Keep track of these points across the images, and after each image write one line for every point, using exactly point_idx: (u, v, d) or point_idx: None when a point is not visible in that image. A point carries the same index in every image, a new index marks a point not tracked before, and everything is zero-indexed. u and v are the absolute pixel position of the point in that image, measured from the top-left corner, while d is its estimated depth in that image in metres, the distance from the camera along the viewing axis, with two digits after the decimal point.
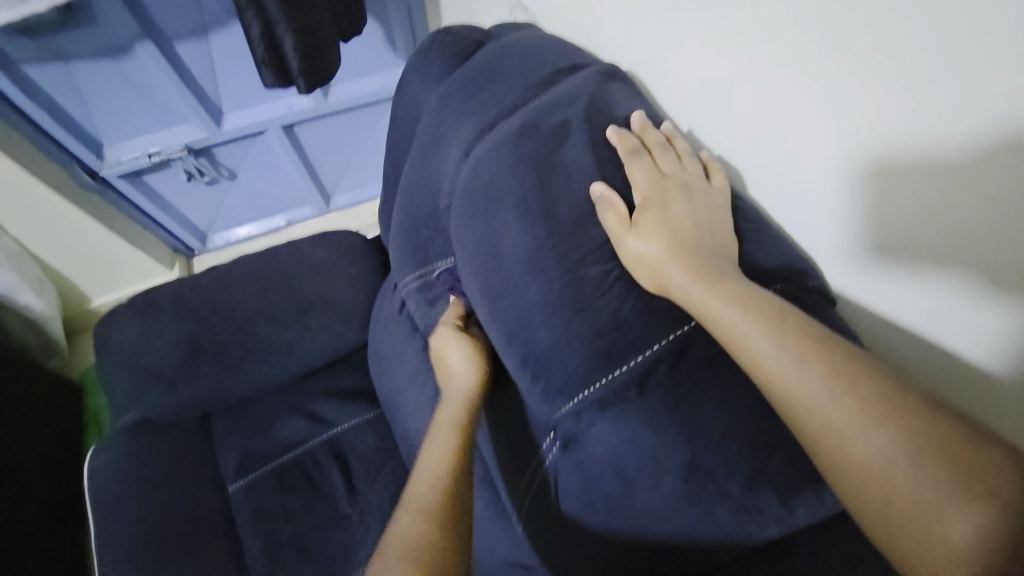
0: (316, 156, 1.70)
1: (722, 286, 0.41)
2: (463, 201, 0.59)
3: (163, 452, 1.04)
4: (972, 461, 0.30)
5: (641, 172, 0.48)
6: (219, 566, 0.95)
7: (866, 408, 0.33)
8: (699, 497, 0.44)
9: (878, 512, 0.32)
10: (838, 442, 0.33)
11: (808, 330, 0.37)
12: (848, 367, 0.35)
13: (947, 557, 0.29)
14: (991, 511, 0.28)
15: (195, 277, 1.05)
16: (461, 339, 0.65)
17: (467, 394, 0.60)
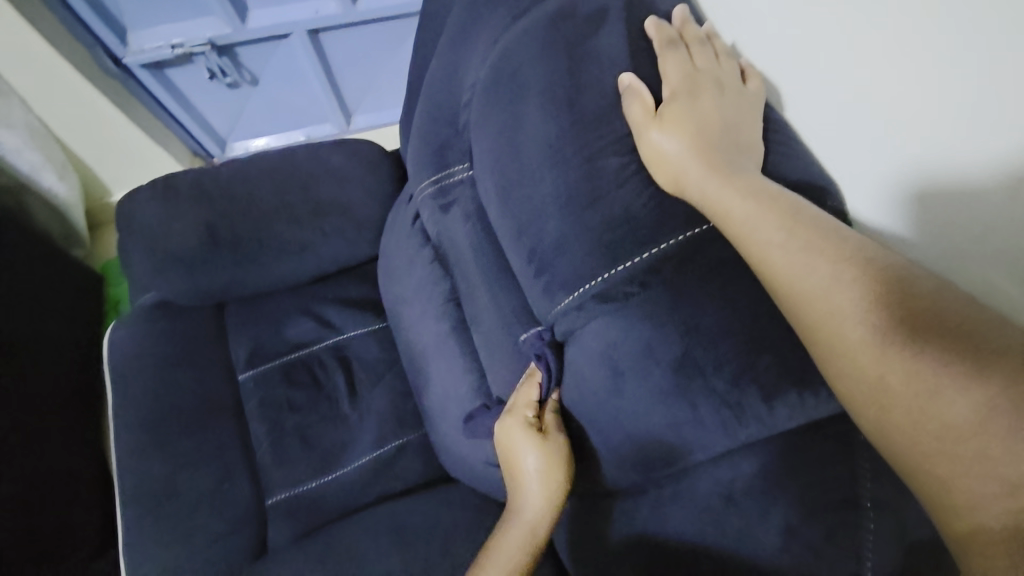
0: (340, 69, 1.65)
1: (739, 181, 0.43)
2: (487, 92, 0.58)
3: (179, 335, 1.09)
4: (966, 340, 0.33)
5: (674, 65, 0.49)
6: (227, 442, 1.02)
7: (868, 291, 0.37)
8: (685, 392, 0.45)
9: (866, 386, 0.36)
10: (836, 323, 0.38)
11: (818, 224, 0.40)
12: (850, 259, 0.38)
13: (927, 422, 0.33)
14: (981, 383, 0.32)
15: (216, 167, 1.05)
16: (540, 445, 0.55)
17: (537, 520, 0.54)
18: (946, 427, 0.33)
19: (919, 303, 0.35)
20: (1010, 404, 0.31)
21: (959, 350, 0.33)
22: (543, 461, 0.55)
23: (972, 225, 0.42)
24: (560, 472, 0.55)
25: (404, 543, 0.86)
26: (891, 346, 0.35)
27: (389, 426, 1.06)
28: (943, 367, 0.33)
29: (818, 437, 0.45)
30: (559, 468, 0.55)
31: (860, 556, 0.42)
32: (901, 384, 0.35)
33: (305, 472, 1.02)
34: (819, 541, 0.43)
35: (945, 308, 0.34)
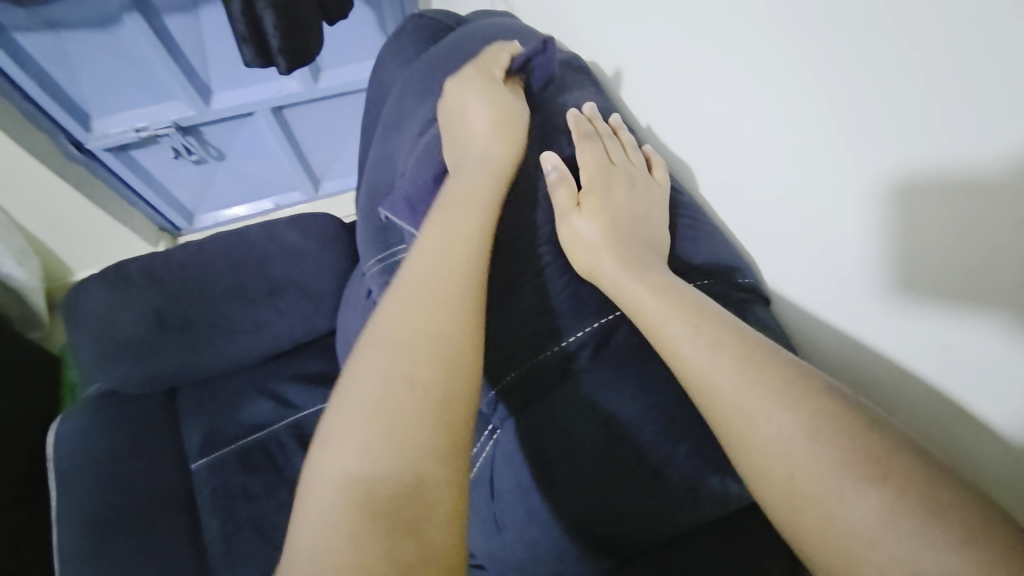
0: (306, 142, 1.70)
1: (648, 273, 0.44)
2: (415, 182, 0.61)
3: (128, 425, 1.05)
4: (865, 440, 0.33)
5: (589, 156, 0.52)
6: (175, 540, 0.96)
7: (771, 391, 0.37)
8: (613, 483, 0.44)
9: (782, 491, 0.34)
10: (747, 425, 0.36)
11: (721, 321, 0.41)
12: (755, 357, 0.38)
13: (848, 536, 0.31)
14: (881, 488, 0.31)
15: (169, 250, 1.05)
16: (494, 98, 0.55)
17: (492, 165, 0.52)
18: (853, 532, 0.31)
19: (818, 401, 0.36)
20: (911, 510, 0.30)
21: (858, 449, 0.33)
22: (494, 112, 0.55)
23: (875, 286, 0.45)
24: (510, 124, 0.55)
25: None
26: (794, 442, 0.35)
27: None
28: (846, 462, 0.33)
29: (746, 526, 0.46)
30: (512, 130, 0.54)
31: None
32: (810, 483, 0.33)
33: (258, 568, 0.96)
34: None
35: (839, 409, 0.35)
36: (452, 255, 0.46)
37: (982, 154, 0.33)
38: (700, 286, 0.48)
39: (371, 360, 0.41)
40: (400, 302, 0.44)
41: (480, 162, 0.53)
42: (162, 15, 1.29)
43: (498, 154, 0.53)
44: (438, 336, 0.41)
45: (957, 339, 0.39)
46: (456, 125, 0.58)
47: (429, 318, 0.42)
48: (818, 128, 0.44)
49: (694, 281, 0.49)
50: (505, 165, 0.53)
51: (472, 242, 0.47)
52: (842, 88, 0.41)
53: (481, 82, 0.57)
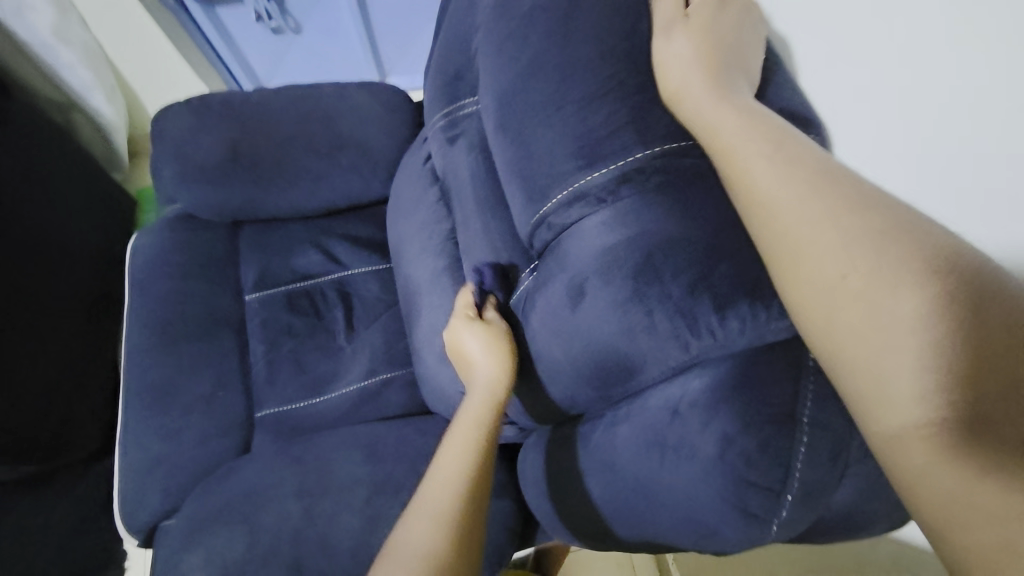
0: (380, 29, 1.69)
1: (732, 99, 0.46)
2: (494, 12, 0.60)
3: (195, 247, 1.15)
4: (920, 243, 0.37)
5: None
6: (225, 353, 1.08)
7: (836, 207, 0.40)
8: (643, 296, 0.47)
9: (834, 291, 0.39)
10: (806, 235, 0.40)
11: (800, 146, 0.43)
12: (826, 175, 0.41)
13: (893, 324, 0.36)
14: (930, 283, 0.35)
15: (249, 91, 1.12)
16: (478, 328, 0.65)
17: (489, 388, 0.62)
18: (897, 321, 0.36)
19: (880, 213, 0.39)
20: (954, 299, 0.35)
21: (913, 249, 0.37)
22: (483, 342, 0.64)
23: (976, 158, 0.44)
24: (499, 345, 0.63)
25: (374, 457, 0.85)
26: (850, 247, 0.38)
27: (379, 360, 1.09)
28: (899, 263, 0.37)
29: (771, 357, 0.45)
30: (501, 347, 0.63)
31: (789, 465, 0.44)
32: (860, 284, 0.38)
33: (293, 393, 1.06)
34: (752, 449, 0.43)
35: (900, 217, 0.38)
36: (460, 455, 0.57)
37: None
38: None
39: (405, 529, 0.52)
40: (427, 483, 0.56)
41: (477, 387, 0.63)
42: None
43: (498, 383, 0.62)
44: (446, 512, 0.52)
45: None
46: (459, 357, 0.67)
47: (442, 499, 0.53)
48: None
49: None
50: (501, 379, 0.62)
51: (482, 430, 0.59)
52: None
53: (462, 323, 0.66)
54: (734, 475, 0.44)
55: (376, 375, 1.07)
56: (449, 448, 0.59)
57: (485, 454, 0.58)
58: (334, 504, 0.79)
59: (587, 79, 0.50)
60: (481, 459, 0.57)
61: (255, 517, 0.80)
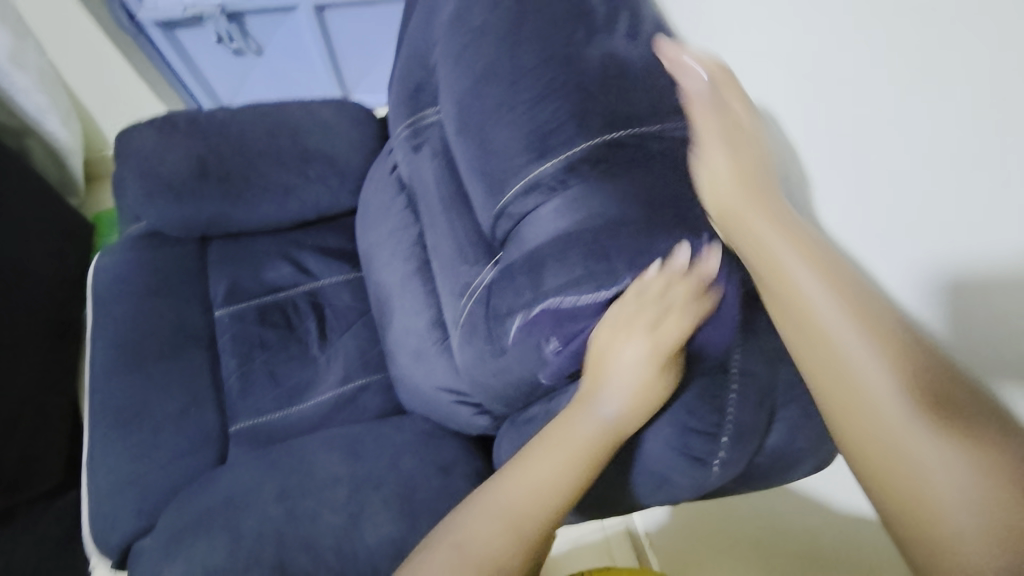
0: (342, 49, 1.73)
1: (796, 230, 0.49)
2: (451, 30, 0.66)
3: (162, 264, 1.14)
4: (956, 399, 0.40)
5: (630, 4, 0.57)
6: (196, 368, 1.08)
7: (884, 351, 0.43)
8: (595, 274, 0.51)
9: (873, 430, 0.42)
10: (851, 373, 0.43)
11: (852, 279, 0.46)
12: (874, 317, 0.44)
13: (929, 470, 0.39)
14: (960, 441, 0.39)
15: (214, 109, 1.14)
16: (650, 364, 0.50)
17: (610, 429, 0.51)
18: (932, 468, 0.39)
19: (933, 372, 0.41)
20: (990, 465, 0.37)
21: (949, 405, 0.40)
22: (639, 379, 0.50)
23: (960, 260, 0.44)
24: (658, 389, 0.50)
25: (353, 456, 0.87)
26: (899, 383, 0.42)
27: (353, 367, 1.11)
28: (939, 420, 0.40)
29: (705, 321, 0.52)
30: (658, 399, 0.50)
31: (722, 411, 0.50)
32: (900, 426, 0.41)
33: (267, 404, 1.07)
34: (691, 400, 0.51)
35: (943, 372, 0.41)
36: (547, 492, 0.51)
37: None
38: (684, 123, 0.53)
39: (457, 546, 0.50)
40: (500, 495, 0.52)
41: (598, 422, 0.51)
42: None
43: (623, 434, 0.51)
44: (511, 554, 0.49)
45: None
46: (597, 363, 0.53)
47: (513, 523, 0.50)
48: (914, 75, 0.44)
49: (682, 118, 0.53)
50: (626, 431, 0.51)
51: (582, 469, 0.51)
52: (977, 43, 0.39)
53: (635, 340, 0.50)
54: (678, 423, 0.51)
55: (350, 382, 1.09)
56: (534, 470, 0.52)
57: (571, 497, 0.51)
58: (315, 502, 0.81)
59: (533, 82, 0.55)
60: (565, 503, 0.51)
61: (235, 521, 0.81)
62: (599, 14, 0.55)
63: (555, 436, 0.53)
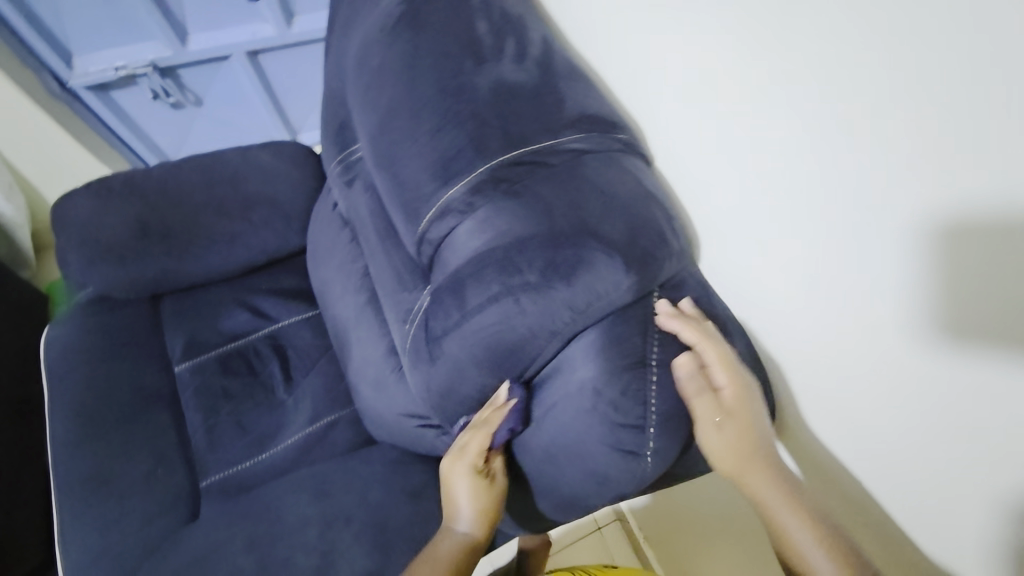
0: (283, 91, 1.74)
1: (751, 429, 0.54)
2: (357, 70, 0.69)
3: (116, 328, 1.13)
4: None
5: (516, 31, 0.60)
6: (160, 429, 1.06)
7: (816, 532, 0.49)
8: (510, 288, 0.54)
9: None
10: (799, 555, 0.49)
11: (785, 472, 0.53)
12: (810, 510, 0.51)
13: None
14: None
15: (150, 167, 1.15)
16: (476, 477, 0.62)
17: (466, 544, 0.62)
18: None
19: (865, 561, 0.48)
20: None
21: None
22: (472, 493, 0.62)
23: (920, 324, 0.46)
24: (488, 497, 0.62)
25: (324, 493, 0.87)
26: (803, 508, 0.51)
27: (321, 405, 1.10)
28: None
29: (621, 319, 0.54)
30: (492, 502, 0.63)
31: (645, 402, 0.53)
32: None
33: (237, 454, 1.06)
34: (616, 396, 0.53)
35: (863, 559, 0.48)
36: None
37: (941, 210, 0.41)
38: (577, 135, 0.56)
39: None
40: None
41: (455, 536, 0.62)
42: None
43: (477, 543, 0.62)
44: None
45: None
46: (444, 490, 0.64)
47: None
48: (839, 102, 0.46)
49: (575, 130, 0.57)
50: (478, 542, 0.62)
51: None
52: (857, 114, 0.45)
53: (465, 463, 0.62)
54: (608, 420, 0.53)
55: (319, 420, 1.09)
56: None
57: None
58: (288, 546, 0.80)
59: (432, 114, 0.59)
60: None
61: None
62: (486, 44, 0.59)
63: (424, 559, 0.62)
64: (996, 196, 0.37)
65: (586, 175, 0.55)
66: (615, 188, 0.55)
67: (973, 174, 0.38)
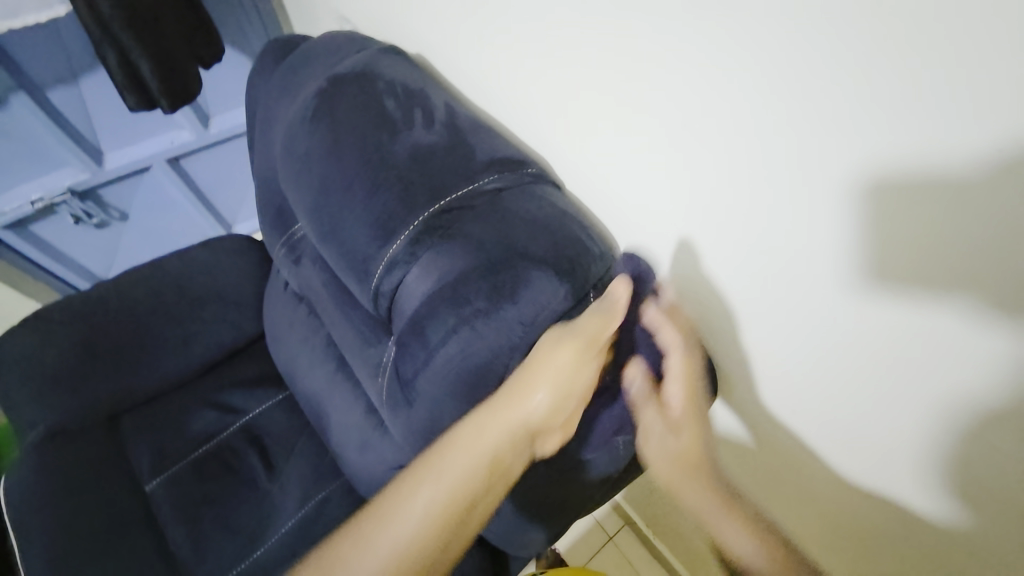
0: (210, 190, 1.78)
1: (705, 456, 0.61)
2: (285, 159, 0.76)
3: (73, 464, 1.04)
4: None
5: (421, 102, 0.70)
6: (144, 556, 0.98)
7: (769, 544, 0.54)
8: (463, 318, 0.60)
9: None
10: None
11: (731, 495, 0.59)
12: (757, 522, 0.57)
13: None
14: None
15: (88, 289, 1.15)
16: (580, 350, 0.58)
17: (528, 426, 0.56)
18: None
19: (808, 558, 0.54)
20: None
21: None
22: (567, 359, 0.58)
23: (849, 269, 0.48)
24: (584, 368, 0.59)
25: None
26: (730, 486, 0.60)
27: (309, 484, 1.09)
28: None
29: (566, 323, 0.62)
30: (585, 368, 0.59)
31: None
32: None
33: (230, 559, 1.02)
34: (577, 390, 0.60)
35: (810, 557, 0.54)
36: (458, 488, 0.51)
37: (845, 166, 0.43)
38: (493, 177, 0.65)
39: None
40: (404, 494, 0.50)
41: (530, 410, 0.56)
42: (45, 91, 1.35)
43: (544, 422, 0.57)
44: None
45: (962, 300, 0.41)
46: (533, 360, 0.58)
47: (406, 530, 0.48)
48: (729, 84, 0.47)
49: (491, 174, 0.66)
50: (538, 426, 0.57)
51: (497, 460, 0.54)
52: (772, 77, 0.44)
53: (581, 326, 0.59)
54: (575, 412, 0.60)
55: (309, 501, 1.08)
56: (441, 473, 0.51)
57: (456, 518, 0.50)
58: None
59: (362, 184, 0.66)
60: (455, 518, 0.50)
61: None
62: (396, 118, 0.68)
63: (491, 423, 0.55)
64: (896, 139, 0.39)
65: (506, 209, 0.63)
66: (532, 214, 0.64)
67: (893, 122, 0.38)
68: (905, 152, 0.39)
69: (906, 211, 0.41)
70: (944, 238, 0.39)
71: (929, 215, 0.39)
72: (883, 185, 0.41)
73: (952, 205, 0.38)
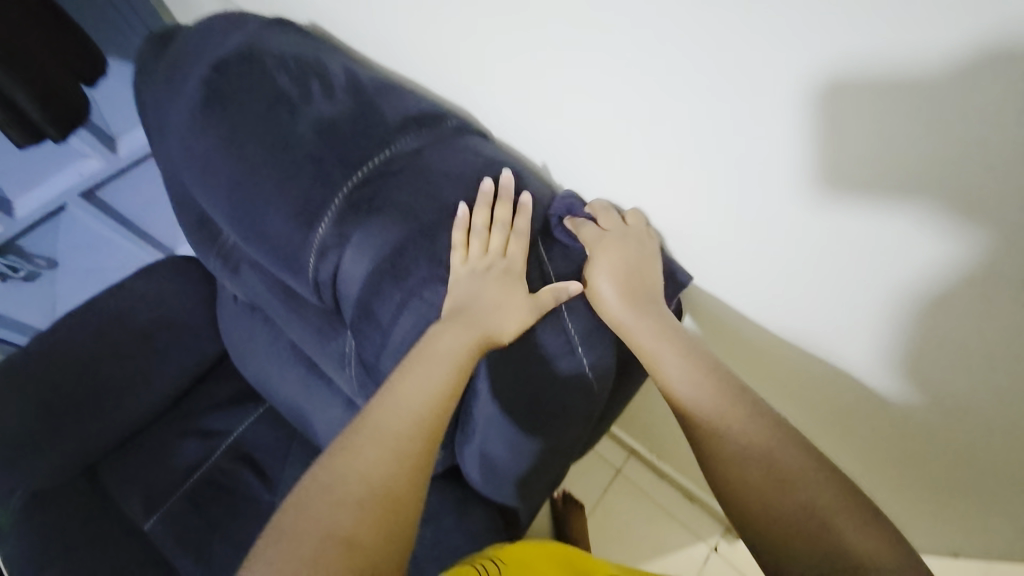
0: (138, 216, 1.67)
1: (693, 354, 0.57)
2: (187, 163, 0.69)
3: (59, 524, 0.99)
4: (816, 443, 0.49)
5: (316, 71, 0.65)
6: None
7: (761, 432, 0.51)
8: (409, 289, 0.58)
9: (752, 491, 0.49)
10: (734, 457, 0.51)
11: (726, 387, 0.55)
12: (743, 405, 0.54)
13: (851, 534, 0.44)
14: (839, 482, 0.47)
15: (26, 346, 1.07)
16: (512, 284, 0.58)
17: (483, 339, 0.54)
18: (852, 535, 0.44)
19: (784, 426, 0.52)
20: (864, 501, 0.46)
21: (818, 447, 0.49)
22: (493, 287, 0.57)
23: (805, 185, 0.49)
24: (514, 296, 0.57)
25: None
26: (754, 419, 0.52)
27: None
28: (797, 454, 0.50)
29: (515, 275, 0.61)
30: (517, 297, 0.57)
31: (563, 331, 0.60)
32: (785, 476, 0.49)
33: None
34: (538, 337, 0.59)
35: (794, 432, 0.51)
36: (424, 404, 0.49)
37: (798, 83, 0.43)
38: (410, 137, 0.62)
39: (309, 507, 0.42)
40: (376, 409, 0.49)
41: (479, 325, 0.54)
42: None
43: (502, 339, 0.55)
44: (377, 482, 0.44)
45: (922, 202, 0.43)
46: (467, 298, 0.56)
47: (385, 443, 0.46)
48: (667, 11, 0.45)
49: (406, 134, 0.62)
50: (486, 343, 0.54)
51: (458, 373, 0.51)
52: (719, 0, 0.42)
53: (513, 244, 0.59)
54: (539, 359, 0.59)
55: None
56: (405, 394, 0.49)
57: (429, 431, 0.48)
58: None
59: (272, 172, 0.61)
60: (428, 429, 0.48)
61: None
62: (293, 93, 0.63)
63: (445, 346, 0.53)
64: (852, 50, 0.39)
65: (429, 168, 0.60)
66: (457, 168, 0.61)
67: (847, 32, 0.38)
68: (868, 56, 0.38)
69: (865, 122, 0.42)
70: (902, 144, 0.41)
71: (891, 123, 0.40)
72: (851, 89, 0.41)
73: (932, 99, 0.38)
